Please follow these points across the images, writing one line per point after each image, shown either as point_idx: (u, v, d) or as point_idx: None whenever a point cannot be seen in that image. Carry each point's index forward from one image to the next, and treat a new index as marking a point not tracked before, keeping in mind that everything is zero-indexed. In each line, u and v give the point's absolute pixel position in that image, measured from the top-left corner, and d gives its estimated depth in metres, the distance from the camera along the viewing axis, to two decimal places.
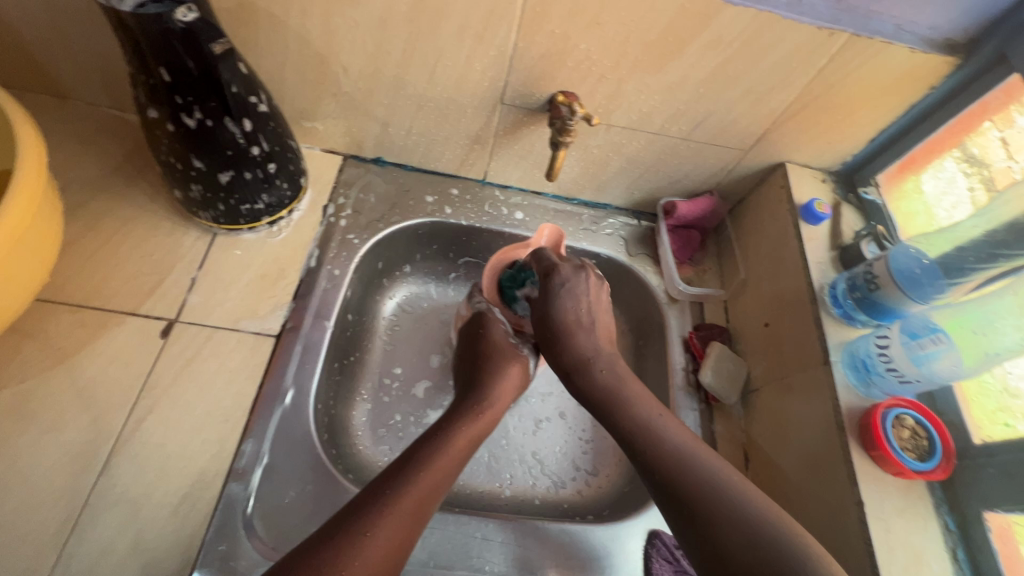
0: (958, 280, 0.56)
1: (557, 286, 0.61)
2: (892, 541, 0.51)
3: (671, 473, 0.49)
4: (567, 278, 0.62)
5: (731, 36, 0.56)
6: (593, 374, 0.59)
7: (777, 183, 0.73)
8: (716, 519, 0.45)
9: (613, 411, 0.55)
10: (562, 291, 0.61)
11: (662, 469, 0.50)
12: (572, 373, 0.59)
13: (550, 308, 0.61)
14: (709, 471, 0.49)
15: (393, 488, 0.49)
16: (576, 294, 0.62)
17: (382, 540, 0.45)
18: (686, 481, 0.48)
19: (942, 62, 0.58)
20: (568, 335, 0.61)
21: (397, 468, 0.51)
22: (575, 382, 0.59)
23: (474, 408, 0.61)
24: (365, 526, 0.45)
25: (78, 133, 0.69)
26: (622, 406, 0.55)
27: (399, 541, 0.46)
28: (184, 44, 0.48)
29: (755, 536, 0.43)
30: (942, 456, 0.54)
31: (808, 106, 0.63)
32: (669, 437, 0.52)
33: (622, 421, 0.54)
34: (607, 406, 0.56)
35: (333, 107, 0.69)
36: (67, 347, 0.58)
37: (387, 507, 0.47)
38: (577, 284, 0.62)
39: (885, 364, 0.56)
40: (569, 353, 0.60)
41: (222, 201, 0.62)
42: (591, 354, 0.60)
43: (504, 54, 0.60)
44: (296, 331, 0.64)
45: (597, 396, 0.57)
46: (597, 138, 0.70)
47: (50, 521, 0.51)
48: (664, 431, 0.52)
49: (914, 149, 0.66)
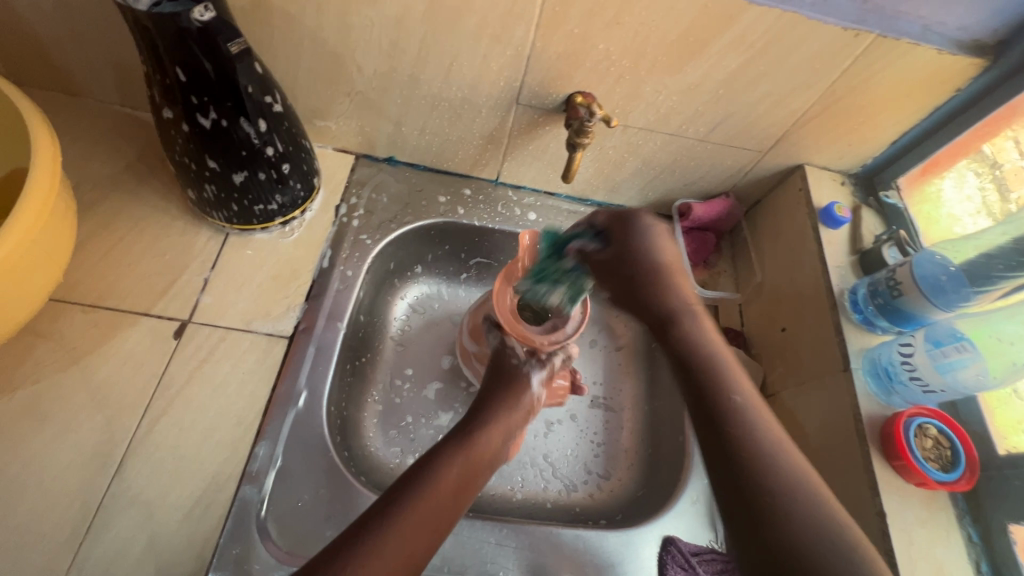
0: (985, 288, 0.54)
1: (640, 226, 0.61)
2: (914, 553, 0.50)
3: (748, 459, 0.46)
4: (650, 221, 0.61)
5: (753, 37, 0.55)
6: (688, 326, 0.57)
7: (795, 185, 0.72)
8: (794, 511, 0.42)
9: (709, 378, 0.52)
10: (648, 232, 0.61)
11: (746, 450, 0.47)
12: (674, 319, 0.58)
13: (636, 248, 0.60)
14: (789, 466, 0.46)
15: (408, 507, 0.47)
16: (658, 238, 0.61)
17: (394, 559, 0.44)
18: (765, 465, 0.46)
19: (970, 64, 0.56)
20: (660, 278, 0.60)
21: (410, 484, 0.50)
22: (678, 328, 0.57)
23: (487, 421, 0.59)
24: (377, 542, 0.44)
25: (90, 131, 0.69)
26: (713, 379, 0.53)
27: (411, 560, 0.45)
28: (200, 43, 0.48)
29: (822, 536, 0.41)
30: (967, 467, 0.53)
31: (830, 108, 0.62)
32: (755, 422, 0.49)
33: (711, 394, 0.51)
34: (704, 372, 0.53)
35: (347, 106, 0.68)
36: (81, 347, 0.58)
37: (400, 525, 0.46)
38: (661, 229, 0.61)
39: (908, 372, 0.55)
40: (665, 299, 0.59)
41: (235, 201, 0.61)
42: (682, 306, 0.59)
43: (521, 54, 0.59)
44: (309, 333, 0.64)
45: (693, 354, 0.55)
46: (613, 139, 0.69)
47: (65, 523, 0.50)
48: (750, 414, 0.49)
49: (938, 153, 0.65)
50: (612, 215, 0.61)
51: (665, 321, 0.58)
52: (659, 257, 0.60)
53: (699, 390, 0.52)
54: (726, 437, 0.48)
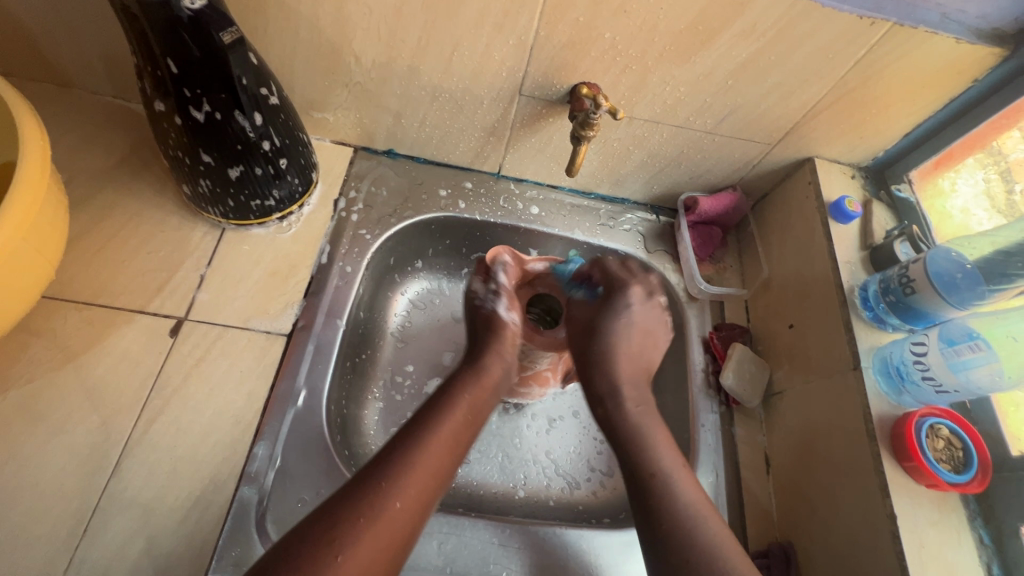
0: (999, 286, 0.54)
1: (621, 302, 0.63)
2: (925, 556, 0.49)
3: (678, 530, 0.47)
4: (636, 297, 0.64)
5: (765, 25, 0.53)
6: (624, 405, 0.57)
7: (804, 179, 0.70)
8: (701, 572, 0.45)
9: (637, 450, 0.53)
10: (626, 308, 0.63)
11: (671, 522, 0.48)
12: (605, 398, 0.58)
13: (605, 318, 0.62)
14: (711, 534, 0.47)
15: (365, 509, 0.43)
16: (631, 321, 0.62)
17: (354, 565, 0.41)
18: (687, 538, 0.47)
19: (988, 54, 0.55)
20: (610, 353, 0.60)
21: (364, 480, 0.45)
22: (604, 407, 0.58)
23: (428, 423, 0.51)
24: (334, 549, 0.40)
25: (83, 123, 0.67)
26: (647, 450, 0.53)
27: (373, 566, 0.42)
28: (192, 32, 0.46)
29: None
30: (979, 468, 0.52)
31: (842, 99, 0.60)
32: (682, 495, 0.49)
33: (643, 462, 0.52)
34: (632, 444, 0.54)
35: (344, 97, 0.66)
36: (75, 345, 0.57)
37: (358, 527, 0.42)
38: (637, 313, 0.63)
39: (921, 372, 0.54)
40: (605, 372, 0.59)
41: (232, 196, 0.60)
42: (626, 385, 0.59)
43: (524, 44, 0.57)
44: (308, 330, 0.63)
45: (622, 430, 0.55)
46: (618, 132, 0.68)
47: (60, 525, 0.50)
48: (679, 483, 0.50)
49: (952, 145, 0.63)
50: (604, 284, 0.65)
51: (597, 394, 0.59)
52: (623, 335, 0.62)
53: (630, 462, 0.52)
54: (650, 507, 0.49)
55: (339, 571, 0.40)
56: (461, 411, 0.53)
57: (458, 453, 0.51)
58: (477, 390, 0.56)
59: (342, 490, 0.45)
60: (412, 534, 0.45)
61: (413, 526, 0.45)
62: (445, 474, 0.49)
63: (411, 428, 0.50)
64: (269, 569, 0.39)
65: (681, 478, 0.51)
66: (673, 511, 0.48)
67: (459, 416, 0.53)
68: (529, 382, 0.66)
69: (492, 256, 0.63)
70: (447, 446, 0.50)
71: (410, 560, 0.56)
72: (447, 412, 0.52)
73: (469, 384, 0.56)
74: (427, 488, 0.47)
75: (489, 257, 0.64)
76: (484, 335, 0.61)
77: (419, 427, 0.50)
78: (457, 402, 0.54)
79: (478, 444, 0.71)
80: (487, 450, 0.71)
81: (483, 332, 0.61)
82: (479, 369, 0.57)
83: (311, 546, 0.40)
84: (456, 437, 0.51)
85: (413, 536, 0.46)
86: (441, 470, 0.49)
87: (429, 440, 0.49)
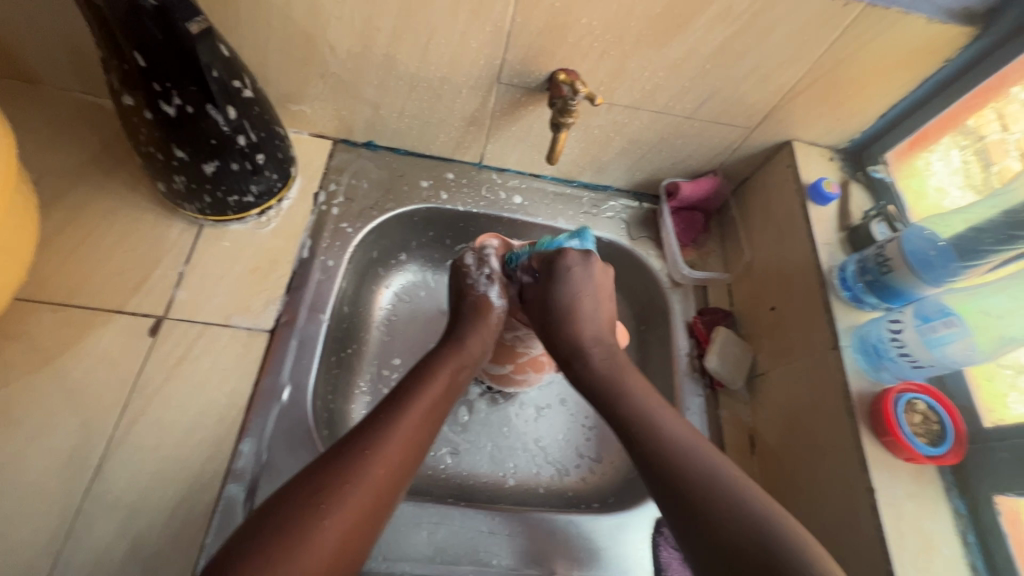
0: (972, 263, 0.55)
1: (563, 269, 0.60)
2: (903, 527, 0.51)
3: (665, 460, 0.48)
4: (574, 262, 0.60)
5: (740, 8, 0.53)
6: (591, 361, 0.57)
7: (784, 162, 0.71)
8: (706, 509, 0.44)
9: (611, 398, 0.54)
10: (569, 276, 0.60)
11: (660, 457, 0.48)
12: (570, 359, 0.58)
13: (550, 292, 0.60)
14: (718, 465, 0.47)
15: (350, 474, 0.44)
16: (581, 282, 0.60)
17: (339, 525, 0.41)
18: (684, 471, 0.46)
19: (960, 33, 0.55)
20: (566, 321, 0.59)
21: (347, 447, 0.46)
22: (574, 367, 0.57)
23: (411, 394, 0.51)
24: (319, 511, 0.41)
25: (51, 121, 0.65)
26: (620, 396, 0.54)
27: (358, 527, 0.42)
28: (157, 23, 0.45)
29: (760, 529, 0.42)
30: (954, 441, 0.54)
31: (819, 80, 0.61)
32: (669, 430, 0.50)
33: (619, 409, 0.53)
34: (607, 393, 0.54)
35: (321, 89, 0.65)
36: (52, 347, 0.56)
37: (342, 492, 0.42)
38: (584, 274, 0.61)
39: (897, 349, 0.55)
40: (565, 338, 0.58)
41: (208, 192, 0.59)
42: (590, 342, 0.59)
43: (501, 30, 0.56)
44: (291, 325, 0.62)
45: (595, 385, 0.55)
46: (598, 119, 0.67)
47: (42, 530, 0.49)
48: (661, 420, 0.51)
49: (927, 125, 0.64)
50: (541, 260, 0.62)
51: (564, 356, 0.58)
52: (575, 302, 0.60)
53: (611, 410, 0.53)
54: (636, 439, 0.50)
55: (325, 533, 0.40)
56: (441, 382, 0.54)
57: (437, 421, 0.52)
58: (456, 364, 0.56)
59: (323, 459, 0.45)
60: (393, 498, 0.46)
61: (395, 489, 0.46)
62: (424, 441, 0.50)
63: (392, 398, 0.51)
64: (255, 532, 0.39)
65: (662, 416, 0.52)
66: (662, 445, 0.49)
67: (439, 387, 0.53)
68: (525, 367, 0.66)
69: (479, 244, 0.65)
70: (426, 413, 0.51)
71: (400, 551, 0.56)
72: (427, 383, 0.53)
73: (449, 359, 0.56)
74: (407, 454, 0.48)
75: (476, 246, 0.65)
76: (470, 318, 0.60)
77: (401, 397, 0.51)
78: (438, 374, 0.54)
79: (468, 434, 0.71)
80: (476, 440, 0.71)
81: (469, 315, 0.61)
82: (460, 346, 0.58)
83: (296, 510, 0.41)
84: (435, 406, 0.52)
85: (393, 500, 0.46)
86: (420, 435, 0.50)
87: (411, 408, 0.50)
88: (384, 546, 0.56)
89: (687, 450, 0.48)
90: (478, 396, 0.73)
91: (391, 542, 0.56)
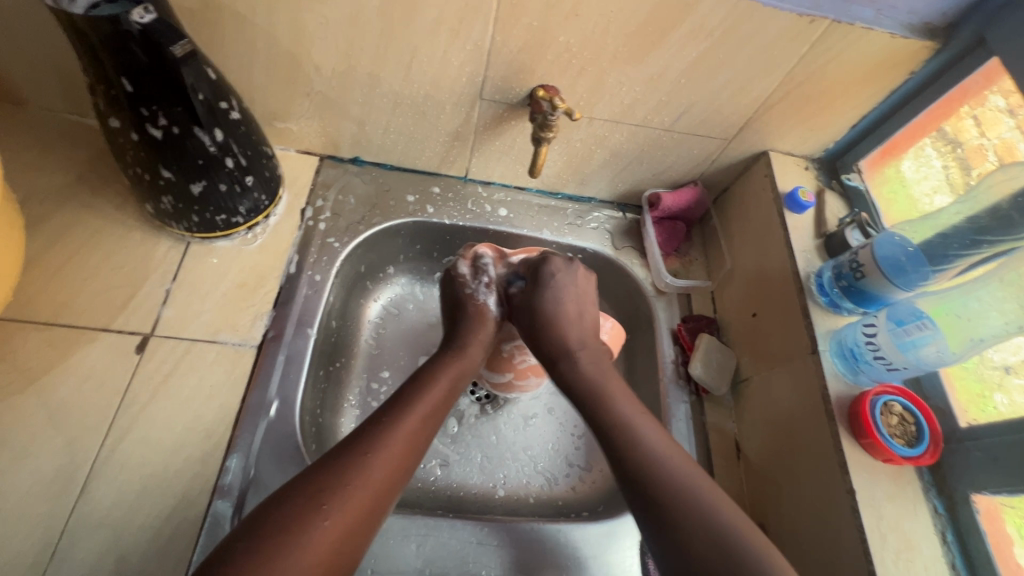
0: (942, 267, 0.57)
1: (547, 274, 0.62)
2: (884, 528, 0.52)
3: (643, 474, 0.48)
4: (557, 268, 0.63)
5: (712, 25, 0.55)
6: (578, 363, 0.58)
7: (761, 171, 0.73)
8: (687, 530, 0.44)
9: (596, 405, 0.54)
10: (552, 281, 0.62)
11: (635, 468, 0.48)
12: (556, 361, 0.59)
13: (538, 297, 0.61)
14: (686, 471, 0.48)
15: (352, 476, 0.44)
16: (565, 284, 0.62)
17: (340, 525, 0.42)
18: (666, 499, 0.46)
19: (922, 47, 0.58)
20: (552, 326, 0.60)
21: (346, 449, 0.46)
22: (558, 369, 0.58)
23: (411, 398, 0.52)
24: (321, 511, 0.41)
25: (39, 141, 0.66)
26: (603, 402, 0.54)
27: (359, 527, 0.43)
28: (142, 46, 0.46)
29: (714, 533, 0.43)
30: (931, 441, 0.55)
31: (790, 94, 0.63)
32: (647, 437, 0.51)
33: (600, 418, 0.53)
34: (593, 400, 0.55)
35: (306, 106, 0.66)
36: (37, 368, 0.56)
37: (344, 493, 0.43)
38: (568, 278, 0.63)
39: (873, 352, 0.56)
40: (550, 342, 0.59)
41: (196, 212, 0.60)
42: (577, 345, 0.60)
43: (482, 49, 0.58)
44: (279, 340, 0.63)
45: (579, 385, 0.56)
46: (580, 132, 0.69)
47: (26, 552, 0.48)
48: (643, 429, 0.51)
49: (895, 135, 0.66)
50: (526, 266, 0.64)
51: (550, 359, 0.59)
52: (561, 306, 0.61)
53: (592, 416, 0.54)
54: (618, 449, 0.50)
55: (326, 534, 0.41)
56: (441, 388, 0.55)
57: (436, 426, 0.53)
58: (456, 371, 0.57)
59: (325, 461, 0.45)
60: (393, 500, 0.47)
61: (394, 492, 0.47)
62: (423, 443, 0.51)
63: (392, 402, 0.52)
64: (256, 533, 0.39)
65: (641, 422, 0.52)
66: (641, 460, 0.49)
67: (439, 392, 0.54)
68: (526, 374, 0.66)
69: (473, 253, 0.65)
70: (426, 418, 0.52)
71: (388, 565, 0.56)
72: (428, 387, 0.54)
73: (451, 365, 0.57)
74: (407, 457, 0.48)
75: (471, 254, 0.65)
76: (469, 326, 0.61)
77: (401, 401, 0.52)
78: (438, 381, 0.55)
79: (458, 446, 0.71)
80: (466, 451, 0.71)
81: (470, 324, 0.61)
82: (462, 353, 0.59)
83: (299, 510, 0.41)
84: (435, 411, 0.53)
85: (392, 503, 0.47)
86: (419, 439, 0.50)
87: (410, 412, 0.51)
88: (373, 559, 0.56)
89: (660, 459, 0.49)
90: (468, 405, 0.74)
91: (380, 556, 0.56)
